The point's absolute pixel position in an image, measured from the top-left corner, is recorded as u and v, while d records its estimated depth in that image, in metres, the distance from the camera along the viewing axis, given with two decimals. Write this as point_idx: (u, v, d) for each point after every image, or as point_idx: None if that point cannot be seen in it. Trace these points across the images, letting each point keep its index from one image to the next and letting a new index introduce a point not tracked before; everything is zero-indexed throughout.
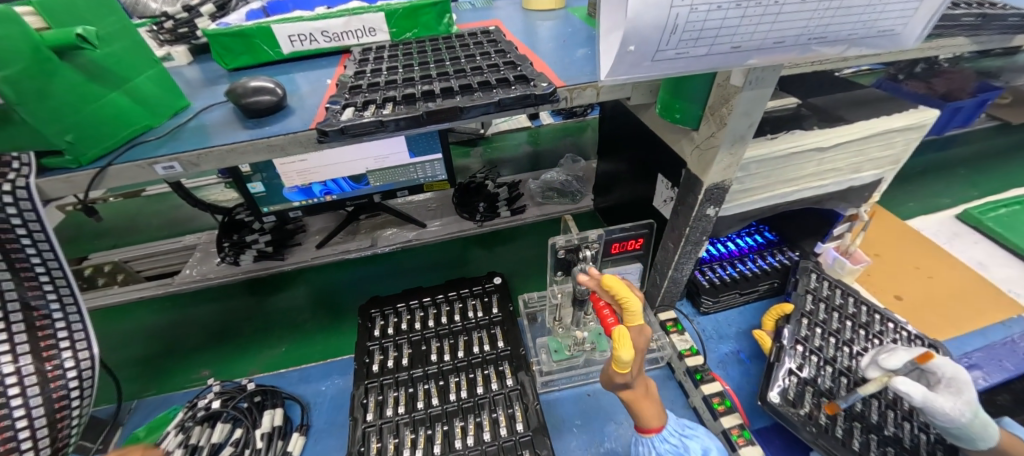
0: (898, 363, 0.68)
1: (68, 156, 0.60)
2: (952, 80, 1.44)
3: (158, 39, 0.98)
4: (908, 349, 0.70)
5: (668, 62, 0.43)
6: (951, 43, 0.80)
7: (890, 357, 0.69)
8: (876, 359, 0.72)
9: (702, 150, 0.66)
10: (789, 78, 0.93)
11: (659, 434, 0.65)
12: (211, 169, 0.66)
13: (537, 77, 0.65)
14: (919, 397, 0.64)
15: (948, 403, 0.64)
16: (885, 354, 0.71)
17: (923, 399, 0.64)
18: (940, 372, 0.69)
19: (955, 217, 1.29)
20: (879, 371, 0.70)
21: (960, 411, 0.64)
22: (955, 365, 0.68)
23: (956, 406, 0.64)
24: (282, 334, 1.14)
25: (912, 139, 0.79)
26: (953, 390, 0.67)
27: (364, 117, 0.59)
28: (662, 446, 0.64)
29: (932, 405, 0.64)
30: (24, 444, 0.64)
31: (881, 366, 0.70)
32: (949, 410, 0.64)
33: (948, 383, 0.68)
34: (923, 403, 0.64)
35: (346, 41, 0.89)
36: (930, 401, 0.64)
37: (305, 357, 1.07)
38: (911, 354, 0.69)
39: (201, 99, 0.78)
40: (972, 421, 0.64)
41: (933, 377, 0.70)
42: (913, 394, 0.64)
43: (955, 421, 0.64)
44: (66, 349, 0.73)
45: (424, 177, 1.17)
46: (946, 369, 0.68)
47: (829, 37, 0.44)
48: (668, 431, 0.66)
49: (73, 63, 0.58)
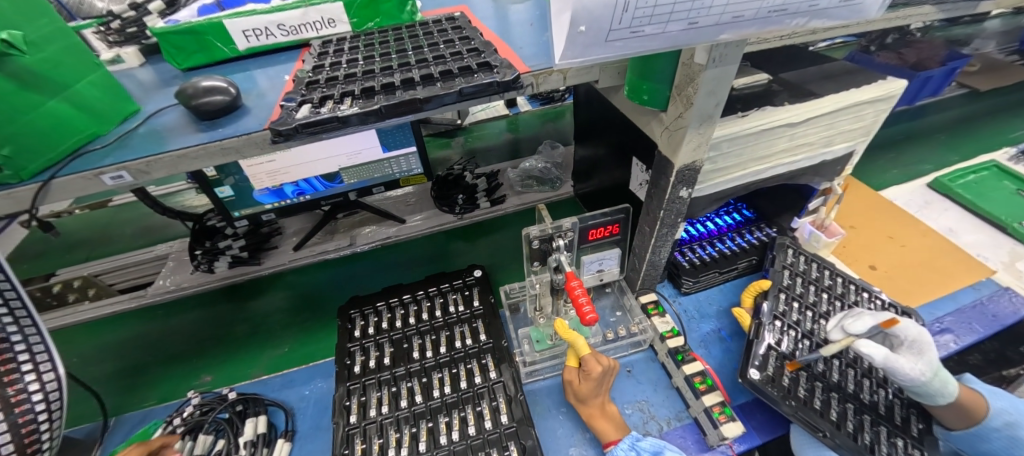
0: (862, 328, 0.70)
1: (7, 171, 0.56)
2: (922, 50, 1.45)
3: (106, 40, 0.93)
4: (875, 315, 0.71)
5: (625, 42, 0.42)
6: (917, 12, 0.80)
7: (856, 322, 0.71)
8: (843, 323, 0.74)
9: (671, 131, 0.65)
10: (761, 54, 0.92)
11: (616, 447, 0.72)
12: (164, 176, 0.63)
13: (502, 63, 0.63)
14: (879, 358, 0.67)
15: (909, 363, 0.67)
16: (852, 319, 0.73)
17: (884, 360, 0.66)
18: (903, 335, 0.71)
19: (926, 185, 1.32)
20: (843, 335, 0.73)
21: (920, 371, 0.66)
22: (919, 328, 0.70)
23: (916, 366, 0.66)
24: (285, 333, 1.12)
25: (881, 110, 0.80)
26: (914, 351, 0.69)
27: (321, 114, 0.57)
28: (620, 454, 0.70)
29: (893, 365, 0.66)
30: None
31: (846, 330, 0.73)
32: (909, 370, 0.66)
33: (910, 344, 0.70)
34: (884, 363, 0.67)
35: (304, 34, 0.85)
36: (891, 361, 0.66)
37: (312, 354, 1.06)
38: (876, 319, 0.70)
39: (154, 102, 0.74)
40: (932, 379, 0.66)
41: (896, 340, 0.73)
42: (875, 355, 0.67)
43: (916, 380, 0.66)
44: (29, 371, 0.69)
45: (400, 172, 1.15)
46: (909, 331, 0.70)
47: (790, 9, 0.43)
48: (625, 445, 0.71)
49: (5, 71, 0.53)
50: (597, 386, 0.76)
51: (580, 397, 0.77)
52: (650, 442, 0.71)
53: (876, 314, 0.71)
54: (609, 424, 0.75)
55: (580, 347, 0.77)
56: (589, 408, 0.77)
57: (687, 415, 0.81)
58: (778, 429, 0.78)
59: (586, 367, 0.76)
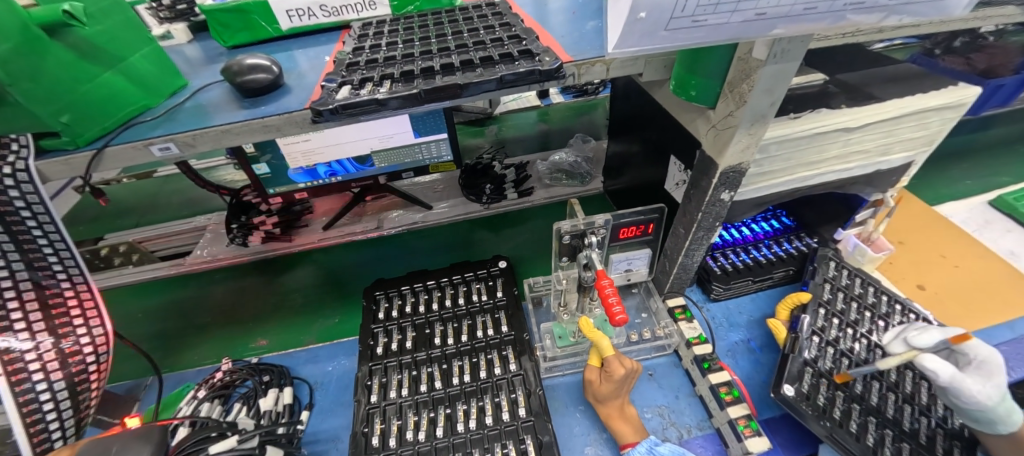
0: (930, 342, 0.65)
1: (65, 137, 0.59)
2: (994, 55, 1.34)
3: (159, 17, 0.95)
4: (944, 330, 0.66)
5: (685, 32, 0.40)
6: (998, 13, 0.73)
7: (922, 335, 0.66)
8: (905, 336, 0.69)
9: (718, 130, 0.62)
10: (817, 52, 0.86)
11: (633, 450, 0.71)
12: (208, 150, 0.64)
13: (543, 51, 0.61)
14: (945, 376, 0.63)
15: (977, 385, 0.62)
16: (916, 331, 0.68)
17: (949, 378, 0.62)
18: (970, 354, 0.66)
19: (987, 203, 1.23)
20: (905, 347, 0.68)
21: (989, 395, 0.62)
22: (989, 348, 0.66)
23: (984, 390, 0.62)
24: (336, 305, 1.15)
25: (948, 120, 0.74)
26: (982, 372, 0.65)
27: (361, 95, 0.56)
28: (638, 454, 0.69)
29: (958, 385, 0.62)
30: (53, 425, 0.66)
31: (909, 343, 0.68)
32: (977, 392, 0.62)
33: (979, 365, 0.66)
34: (948, 381, 0.63)
35: (345, 16, 0.86)
36: (956, 381, 0.62)
37: (352, 329, 1.08)
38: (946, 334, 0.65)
39: (200, 78, 0.76)
40: (999, 405, 0.62)
41: (962, 359, 0.68)
42: (940, 373, 0.63)
43: (981, 404, 0.62)
44: (80, 325, 0.73)
45: (430, 158, 1.15)
46: (981, 352, 0.66)
47: (866, 3, 0.40)
48: (648, 446, 0.70)
49: (64, 42, 0.55)
50: (618, 387, 0.75)
51: (598, 397, 0.76)
52: (668, 447, 0.70)
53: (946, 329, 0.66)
54: (628, 428, 0.74)
55: (603, 348, 0.76)
56: (607, 408, 0.76)
57: (709, 425, 0.79)
58: (804, 447, 0.75)
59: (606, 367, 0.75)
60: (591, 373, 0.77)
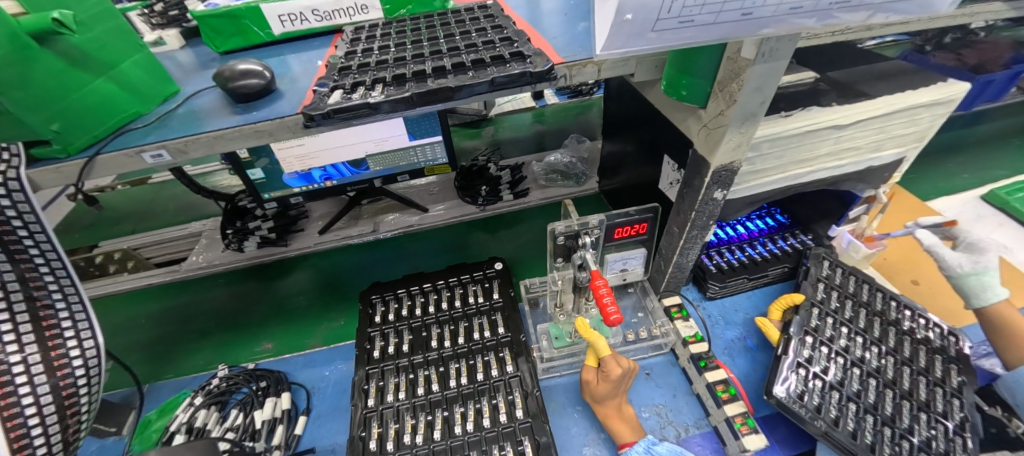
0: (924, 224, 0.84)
1: (57, 145, 0.59)
2: (983, 51, 1.34)
3: (149, 23, 0.94)
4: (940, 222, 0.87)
5: (672, 33, 0.40)
6: (985, 10, 0.74)
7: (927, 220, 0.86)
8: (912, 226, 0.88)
9: (709, 130, 0.63)
10: (808, 50, 0.87)
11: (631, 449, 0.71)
12: (200, 156, 0.64)
13: (535, 53, 0.62)
14: (925, 243, 0.80)
15: (952, 254, 0.78)
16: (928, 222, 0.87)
17: (928, 245, 0.80)
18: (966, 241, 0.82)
19: (980, 197, 1.24)
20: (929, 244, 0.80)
21: (960, 262, 0.77)
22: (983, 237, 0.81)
23: (958, 258, 0.78)
24: (342, 308, 1.14)
25: (939, 115, 0.74)
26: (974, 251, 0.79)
27: (354, 99, 0.56)
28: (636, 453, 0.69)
29: (935, 251, 0.79)
30: (38, 442, 0.64)
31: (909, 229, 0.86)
32: (950, 258, 0.78)
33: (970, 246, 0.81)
34: (928, 247, 0.80)
35: (338, 20, 0.85)
36: (934, 248, 0.79)
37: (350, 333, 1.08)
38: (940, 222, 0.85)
39: (192, 84, 0.75)
40: (970, 273, 0.77)
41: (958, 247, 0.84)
42: (923, 240, 0.80)
43: (952, 269, 0.78)
44: (71, 337, 0.73)
45: (425, 161, 1.15)
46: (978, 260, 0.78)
47: (853, 2, 0.40)
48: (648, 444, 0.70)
49: (55, 50, 0.55)
50: (617, 388, 0.75)
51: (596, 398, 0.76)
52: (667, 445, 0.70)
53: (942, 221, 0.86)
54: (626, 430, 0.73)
55: (602, 348, 0.76)
56: (605, 408, 0.76)
57: (706, 423, 0.79)
58: (802, 445, 0.76)
59: (602, 367, 0.75)
60: (589, 373, 0.77)
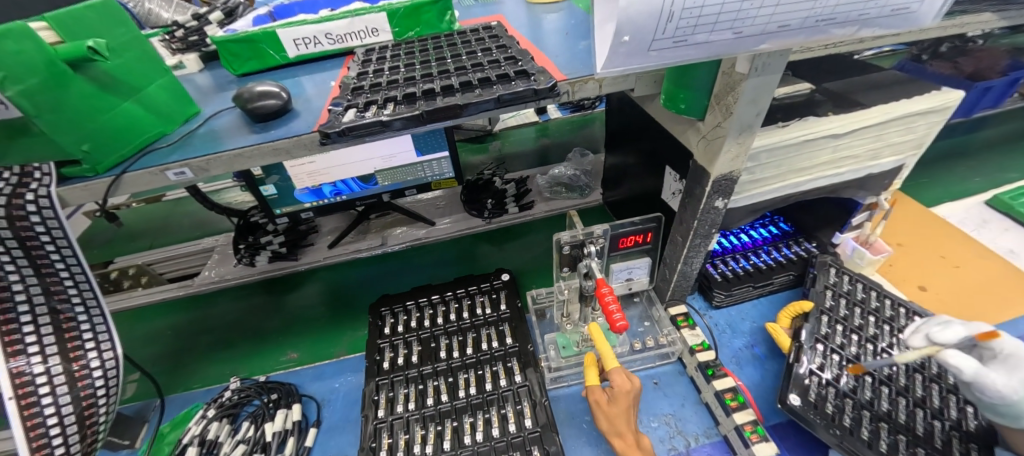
0: (952, 338, 0.62)
1: (86, 165, 0.62)
2: (980, 59, 1.36)
3: (170, 48, 0.99)
4: (968, 325, 0.63)
5: (668, 52, 0.42)
6: (976, 20, 0.76)
7: (944, 331, 0.63)
8: (927, 331, 0.66)
9: (708, 141, 0.65)
10: (803, 63, 0.89)
11: None
12: (221, 174, 0.67)
13: (539, 71, 0.64)
14: (968, 371, 0.60)
15: (1004, 379, 0.59)
16: (939, 327, 0.65)
17: (974, 374, 0.60)
18: (998, 349, 0.62)
19: (984, 203, 1.24)
20: (925, 343, 0.65)
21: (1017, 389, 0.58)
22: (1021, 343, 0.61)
23: (1012, 383, 0.58)
24: (359, 318, 1.16)
25: (934, 123, 0.76)
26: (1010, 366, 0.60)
27: (366, 118, 0.59)
28: None
29: (982, 381, 0.59)
30: (56, 443, 0.66)
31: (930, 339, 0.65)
32: (1003, 386, 0.58)
33: (1005, 360, 0.61)
34: (972, 378, 0.60)
35: (349, 43, 0.89)
36: (981, 376, 0.59)
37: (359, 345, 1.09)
38: (969, 329, 0.63)
39: (212, 105, 0.79)
40: None
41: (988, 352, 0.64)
42: (963, 368, 0.60)
43: (1006, 398, 0.59)
44: (92, 348, 0.75)
45: (432, 175, 1.17)
46: (1009, 345, 0.61)
47: (839, 19, 0.42)
48: None
49: (88, 75, 0.59)
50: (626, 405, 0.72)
51: (610, 426, 0.72)
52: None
53: (970, 326, 0.63)
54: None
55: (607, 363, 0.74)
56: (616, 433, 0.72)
57: (716, 432, 0.79)
58: (814, 453, 0.75)
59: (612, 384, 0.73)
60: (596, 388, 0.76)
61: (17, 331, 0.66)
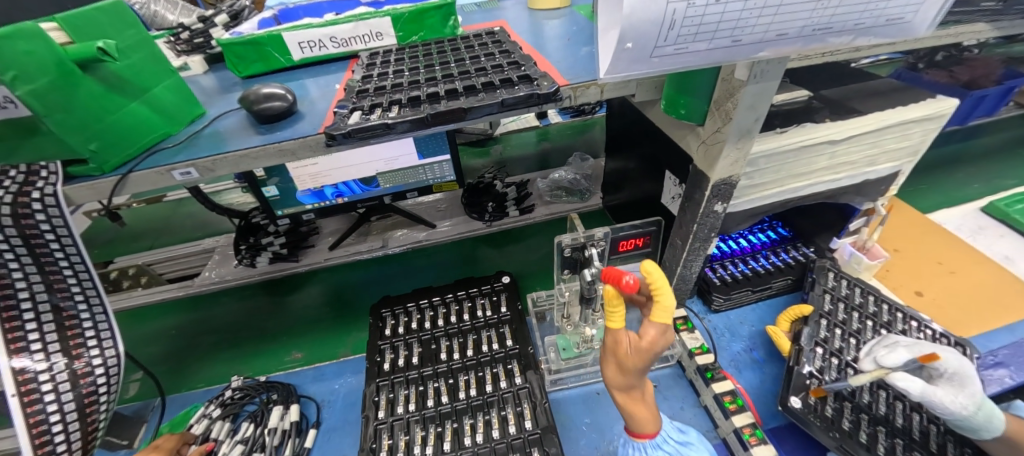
0: (896, 360, 0.68)
1: (93, 164, 0.62)
2: (975, 68, 1.38)
3: (176, 49, 1.00)
4: (910, 348, 0.70)
5: (668, 58, 0.43)
6: (970, 29, 0.77)
7: (889, 355, 0.70)
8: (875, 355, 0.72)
9: (708, 146, 0.66)
10: (801, 70, 0.91)
11: (651, 439, 0.66)
12: (227, 174, 0.67)
13: (541, 76, 0.66)
14: (915, 391, 0.64)
15: (949, 396, 0.64)
16: (885, 351, 0.71)
17: (921, 393, 0.64)
18: (942, 367, 0.68)
19: (980, 210, 1.25)
20: (874, 367, 0.71)
21: (961, 404, 0.63)
22: (960, 360, 0.67)
23: (957, 400, 0.64)
24: (359, 320, 1.17)
25: (930, 130, 0.77)
26: (955, 383, 0.67)
27: (371, 120, 0.60)
28: (655, 452, 0.66)
29: (930, 399, 0.64)
30: (58, 438, 0.68)
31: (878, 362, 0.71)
32: (949, 403, 0.63)
33: (951, 376, 0.67)
34: (921, 396, 0.64)
35: (353, 46, 0.90)
36: (928, 394, 0.64)
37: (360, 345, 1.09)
38: (911, 352, 0.69)
39: (217, 107, 0.80)
40: (975, 414, 0.63)
41: (934, 372, 0.70)
42: (910, 389, 0.64)
43: (957, 414, 0.64)
44: (93, 346, 0.75)
45: (433, 178, 1.18)
46: (951, 364, 0.67)
47: (835, 28, 0.43)
48: (663, 438, 0.68)
49: (97, 76, 0.59)
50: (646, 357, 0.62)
51: (628, 384, 0.61)
52: (676, 425, 0.74)
53: (911, 348, 0.70)
54: (647, 413, 0.65)
55: (659, 315, 0.58)
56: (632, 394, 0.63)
57: (715, 435, 0.79)
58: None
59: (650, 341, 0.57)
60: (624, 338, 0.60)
61: (20, 328, 0.67)
